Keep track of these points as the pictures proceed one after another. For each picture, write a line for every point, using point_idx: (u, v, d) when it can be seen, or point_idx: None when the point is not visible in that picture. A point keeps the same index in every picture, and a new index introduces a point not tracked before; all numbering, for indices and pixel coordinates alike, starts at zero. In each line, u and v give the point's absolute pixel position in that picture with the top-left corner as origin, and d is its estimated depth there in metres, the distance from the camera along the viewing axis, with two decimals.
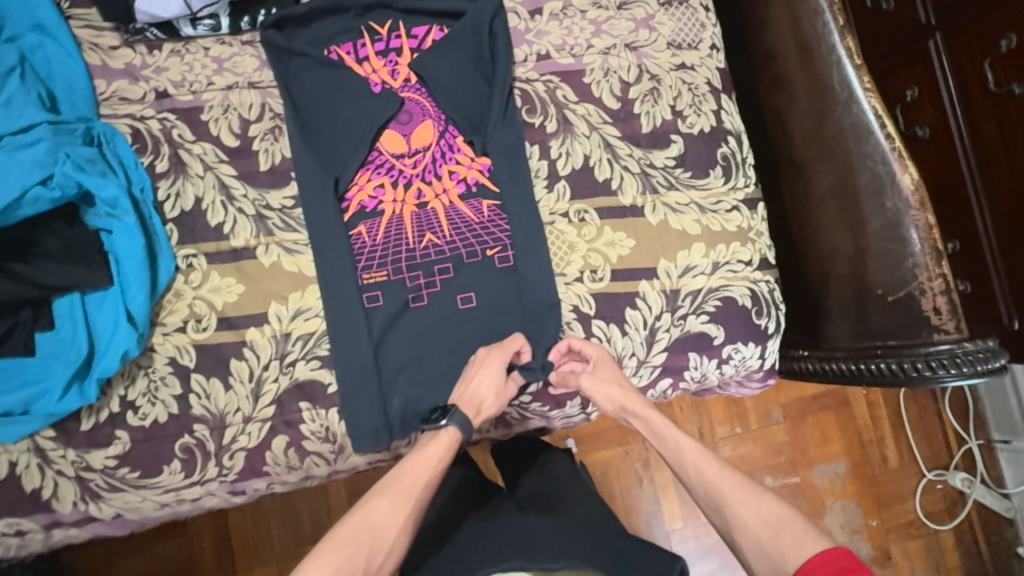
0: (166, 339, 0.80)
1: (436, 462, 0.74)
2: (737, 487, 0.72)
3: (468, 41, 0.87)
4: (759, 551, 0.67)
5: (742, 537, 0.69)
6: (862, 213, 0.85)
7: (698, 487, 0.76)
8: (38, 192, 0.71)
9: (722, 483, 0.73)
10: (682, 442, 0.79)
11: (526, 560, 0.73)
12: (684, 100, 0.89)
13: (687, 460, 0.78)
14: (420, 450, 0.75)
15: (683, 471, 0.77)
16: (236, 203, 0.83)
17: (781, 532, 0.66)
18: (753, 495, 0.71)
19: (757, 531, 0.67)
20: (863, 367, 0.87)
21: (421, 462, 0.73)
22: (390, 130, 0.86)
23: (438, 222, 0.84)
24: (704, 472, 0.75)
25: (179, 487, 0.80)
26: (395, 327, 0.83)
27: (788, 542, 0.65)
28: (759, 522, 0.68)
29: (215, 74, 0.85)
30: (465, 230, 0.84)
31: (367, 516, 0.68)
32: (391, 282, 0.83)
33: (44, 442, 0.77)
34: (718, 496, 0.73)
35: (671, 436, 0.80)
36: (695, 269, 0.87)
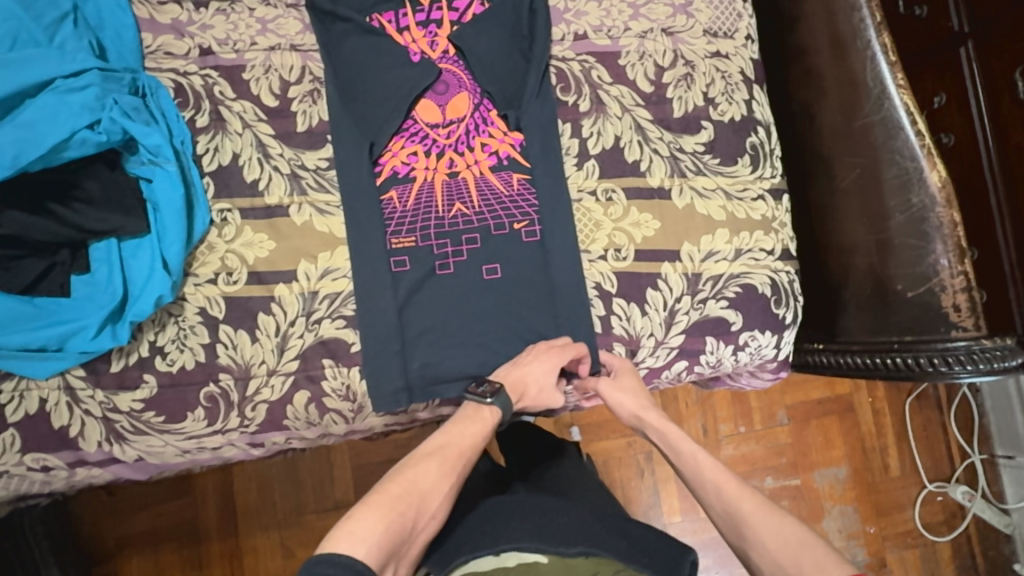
0: (197, 289, 0.82)
1: (477, 436, 0.78)
2: (757, 508, 0.73)
3: (508, 16, 0.89)
4: (777, 570, 0.68)
5: (760, 555, 0.70)
6: (886, 208, 0.87)
7: (716, 504, 0.77)
8: (85, 135, 0.73)
9: (742, 503, 0.74)
10: (700, 459, 0.80)
11: (544, 544, 0.74)
12: (717, 87, 0.90)
13: (705, 478, 0.78)
14: (461, 423, 0.78)
15: (701, 489, 0.78)
16: (273, 161, 0.85)
17: (802, 556, 0.67)
18: (773, 517, 0.71)
19: (777, 551, 0.69)
20: (878, 360, 0.89)
21: (462, 433, 0.77)
22: (426, 100, 0.87)
23: (469, 192, 0.85)
24: (723, 490, 0.76)
25: (201, 435, 0.82)
26: (421, 293, 0.84)
27: (810, 565, 0.66)
28: (779, 544, 0.69)
29: (259, 35, 0.87)
30: (495, 202, 0.85)
31: (411, 479, 0.70)
32: (419, 248, 0.85)
33: (75, 380, 0.79)
34: (737, 516, 0.74)
35: (689, 448, 0.82)
36: (718, 255, 0.88)
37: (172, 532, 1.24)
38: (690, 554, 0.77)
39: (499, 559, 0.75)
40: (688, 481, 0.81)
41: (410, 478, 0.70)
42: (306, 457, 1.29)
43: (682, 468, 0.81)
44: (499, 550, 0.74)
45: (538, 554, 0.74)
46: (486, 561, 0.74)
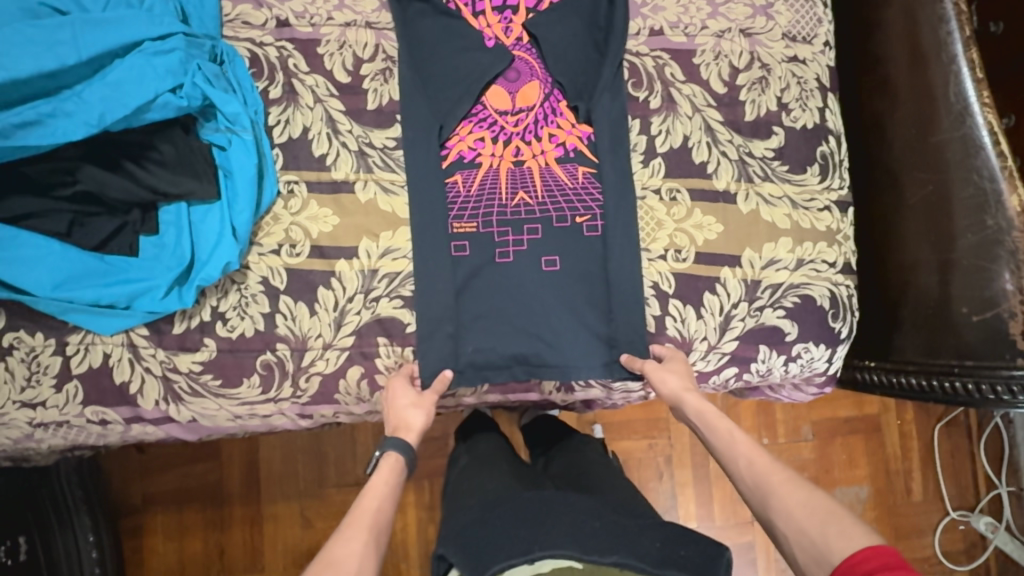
0: (261, 258, 0.82)
1: (383, 484, 0.71)
2: (786, 480, 0.67)
3: (586, 7, 0.88)
4: (803, 541, 0.62)
5: (784, 524, 0.65)
6: (955, 229, 0.85)
7: (746, 480, 0.70)
8: (167, 98, 0.74)
9: (773, 475, 0.68)
10: (737, 436, 0.73)
11: (580, 550, 0.69)
12: (792, 93, 0.89)
13: (737, 452, 0.72)
14: (367, 486, 0.70)
15: (732, 463, 0.72)
16: (341, 137, 0.85)
17: (828, 526, 0.61)
18: (803, 489, 0.66)
19: (804, 522, 0.63)
20: (935, 384, 0.87)
21: (371, 495, 0.69)
22: (497, 86, 0.87)
23: (532, 182, 0.85)
24: (755, 463, 0.70)
25: (255, 402, 0.84)
26: (477, 278, 0.85)
27: (836, 535, 0.60)
28: (807, 513, 0.63)
29: (335, 10, 0.87)
30: (559, 194, 0.85)
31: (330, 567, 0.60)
32: (479, 234, 0.85)
33: (138, 339, 0.81)
34: (765, 487, 0.68)
35: (724, 427, 0.75)
36: (779, 263, 0.87)
37: (198, 494, 1.26)
38: (727, 551, 0.72)
39: (534, 569, 0.69)
40: (720, 457, 0.74)
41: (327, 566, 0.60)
42: (331, 431, 1.31)
43: (720, 447, 0.74)
44: (533, 558, 0.69)
45: (573, 559, 0.69)
46: (520, 572, 0.69)
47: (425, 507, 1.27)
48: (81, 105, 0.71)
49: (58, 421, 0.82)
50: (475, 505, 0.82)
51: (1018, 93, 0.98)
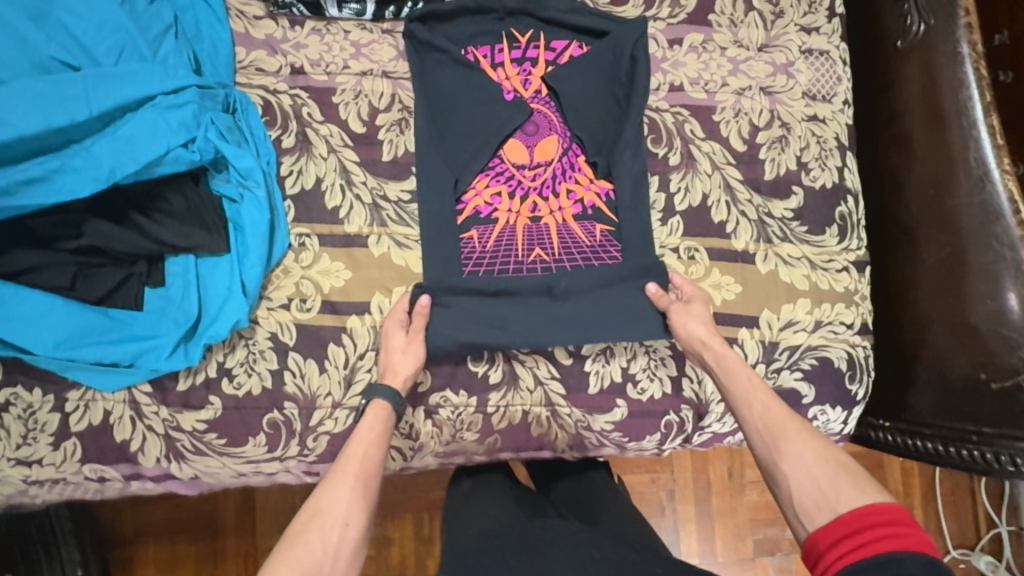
0: (270, 313, 0.80)
1: (370, 433, 0.72)
2: (801, 430, 0.67)
3: (607, 60, 0.85)
4: (811, 488, 0.62)
5: (791, 469, 0.65)
6: (973, 292, 0.83)
7: (757, 425, 0.70)
8: (179, 152, 0.72)
9: (789, 424, 0.68)
10: (755, 382, 0.73)
11: None
12: (811, 152, 0.88)
13: (752, 397, 0.72)
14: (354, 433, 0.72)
15: (747, 408, 0.71)
16: (355, 189, 0.83)
17: (839, 477, 0.61)
18: (818, 440, 0.66)
19: (814, 466, 0.63)
20: (952, 450, 0.85)
21: (357, 444, 0.71)
22: (515, 139, 0.85)
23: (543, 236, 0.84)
24: (772, 410, 0.70)
25: (260, 460, 0.81)
26: (486, 321, 0.80)
27: (847, 486, 0.60)
28: (820, 463, 0.63)
29: (352, 58, 0.85)
30: (575, 247, 0.84)
31: (320, 515, 0.63)
32: (491, 284, 0.81)
33: (141, 396, 0.78)
34: (777, 432, 0.68)
35: (744, 372, 0.74)
36: (797, 324, 0.86)
37: (187, 524, 1.20)
38: None
39: None
40: (732, 401, 0.74)
41: (315, 516, 0.63)
42: None
43: (733, 391, 0.74)
44: None
45: None
46: None
47: (423, 541, 1.23)
48: (90, 159, 0.68)
49: (54, 479, 0.79)
50: (475, 534, 0.78)
51: None
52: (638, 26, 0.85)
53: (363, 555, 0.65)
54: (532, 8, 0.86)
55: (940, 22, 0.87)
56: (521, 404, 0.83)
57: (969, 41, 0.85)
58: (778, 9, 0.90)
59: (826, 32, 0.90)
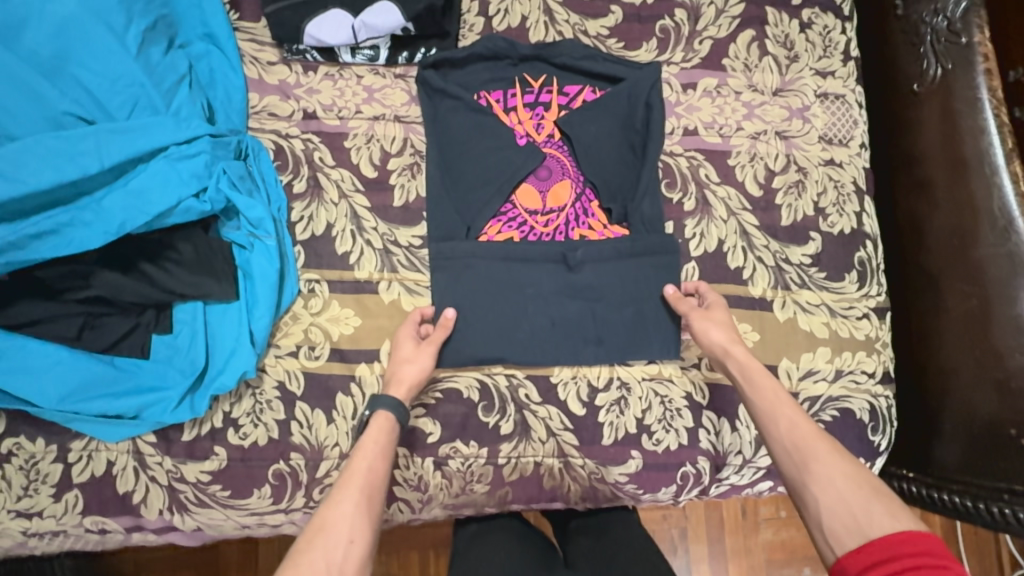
0: (278, 361, 0.79)
1: (375, 445, 0.68)
2: (832, 451, 0.64)
3: (621, 106, 0.85)
4: (847, 517, 0.59)
5: (824, 494, 0.61)
6: (1002, 344, 0.81)
7: (784, 442, 0.66)
8: (190, 203, 0.71)
9: (818, 444, 0.64)
10: (780, 397, 0.69)
11: None
12: (829, 198, 0.87)
13: (778, 410, 0.68)
14: (358, 444, 0.68)
15: (774, 425, 0.67)
16: (366, 234, 0.82)
17: (871, 502, 0.59)
18: (848, 462, 0.63)
19: (846, 492, 0.60)
20: (981, 507, 0.82)
21: (362, 455, 0.67)
22: (528, 184, 0.84)
23: (563, 262, 0.82)
24: (801, 426, 0.66)
25: (264, 512, 0.79)
26: (502, 344, 0.80)
27: (880, 511, 0.58)
28: (853, 488, 0.60)
29: (364, 103, 0.84)
30: (596, 284, 0.82)
31: (324, 532, 0.59)
32: (506, 322, 0.81)
33: (145, 446, 0.76)
34: (807, 452, 0.64)
35: (769, 383, 0.70)
36: (817, 374, 0.83)
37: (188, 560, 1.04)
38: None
39: None
40: (757, 414, 0.69)
41: (319, 531, 0.59)
42: None
43: (758, 405, 0.69)
44: None
45: None
46: None
47: None
48: (101, 213, 0.68)
49: (54, 531, 0.77)
50: None
51: None
52: (652, 72, 0.85)
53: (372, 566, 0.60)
54: (546, 54, 0.86)
55: (957, 67, 0.86)
56: (533, 455, 0.81)
57: (989, 88, 0.85)
58: (793, 53, 0.89)
59: (842, 76, 0.89)
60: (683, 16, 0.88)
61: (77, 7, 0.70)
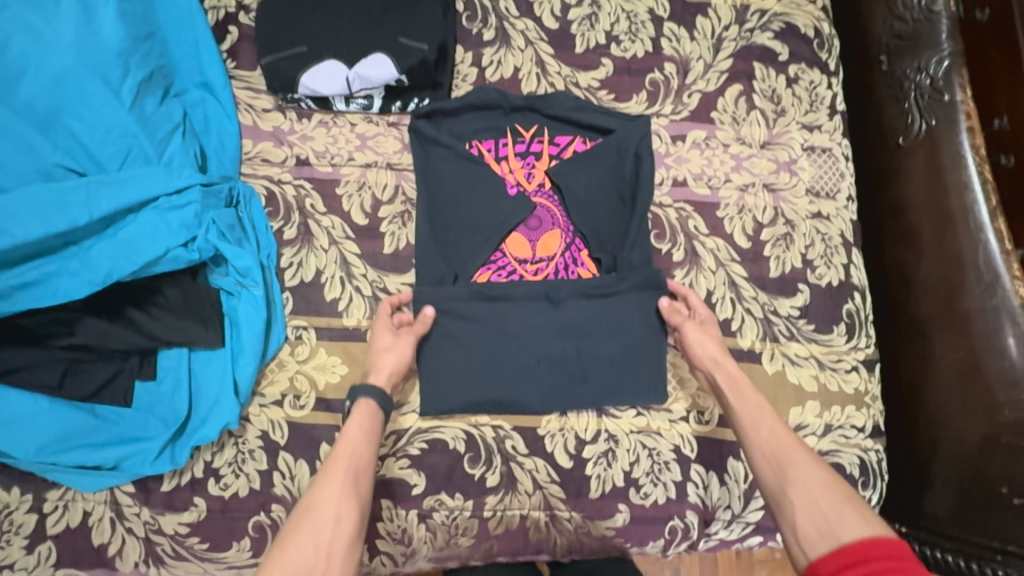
0: (262, 410, 0.78)
1: (359, 431, 0.69)
2: (807, 457, 0.65)
3: (610, 156, 0.86)
4: (816, 516, 0.60)
5: (798, 495, 0.62)
6: (994, 401, 0.80)
7: (762, 444, 0.67)
8: (178, 252, 0.71)
9: (795, 449, 0.65)
10: (764, 407, 0.70)
11: None
12: (816, 250, 0.87)
13: (761, 417, 0.69)
14: (341, 432, 0.69)
15: (755, 428, 0.68)
16: (355, 281, 0.82)
17: (843, 508, 0.59)
18: (823, 468, 0.64)
19: (821, 494, 0.61)
20: (974, 567, 0.81)
21: (346, 441, 0.67)
22: (518, 233, 0.84)
23: (549, 300, 0.81)
24: (781, 432, 0.67)
25: (242, 565, 0.77)
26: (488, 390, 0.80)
27: (851, 517, 0.58)
28: (825, 491, 0.61)
29: (357, 150, 0.85)
30: (581, 325, 0.81)
31: (308, 515, 0.61)
32: (487, 369, 0.80)
33: (123, 496, 0.75)
34: (783, 456, 0.65)
35: (753, 395, 0.72)
36: (806, 428, 0.83)
37: None
38: None
39: None
40: (739, 422, 0.71)
41: (305, 515, 0.61)
42: None
43: (741, 412, 0.71)
44: None
45: None
46: None
47: None
48: (87, 263, 0.68)
49: None
50: None
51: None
52: (641, 125, 0.86)
53: (359, 551, 0.62)
54: (538, 105, 0.87)
55: (941, 122, 0.88)
56: (519, 508, 0.79)
57: (972, 145, 0.86)
58: (780, 107, 0.90)
59: (828, 130, 0.91)
60: (673, 70, 0.90)
61: (74, 60, 0.71)
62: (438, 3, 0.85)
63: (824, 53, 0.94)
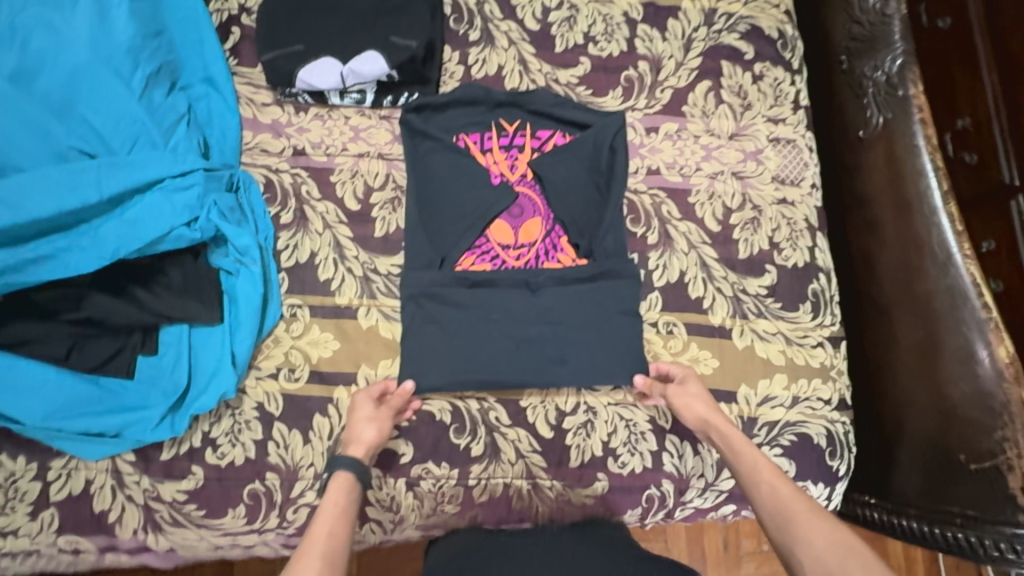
0: (257, 383, 0.82)
1: (335, 509, 0.66)
2: (809, 511, 0.64)
3: (588, 150, 0.91)
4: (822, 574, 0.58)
5: (804, 553, 0.61)
6: (948, 374, 0.84)
7: (765, 504, 0.67)
8: (181, 232, 0.76)
9: (795, 505, 0.65)
10: (762, 463, 0.71)
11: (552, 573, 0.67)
12: (782, 233, 0.93)
13: (760, 474, 0.70)
14: (316, 513, 0.66)
15: (755, 490, 0.69)
16: (347, 263, 0.87)
17: (848, 560, 0.58)
18: (826, 520, 0.63)
19: (826, 555, 0.59)
20: (937, 532, 0.85)
21: (321, 519, 0.64)
22: (500, 220, 0.89)
23: (528, 287, 0.86)
24: (778, 488, 0.67)
25: (237, 532, 0.80)
26: (465, 364, 0.83)
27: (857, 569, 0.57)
28: (829, 546, 0.60)
29: (350, 141, 0.91)
30: (556, 310, 0.85)
31: None
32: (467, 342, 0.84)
33: (124, 465, 0.78)
34: (786, 515, 0.65)
35: (751, 452, 0.73)
36: (774, 400, 0.87)
37: None
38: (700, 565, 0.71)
39: None
40: (744, 483, 0.71)
41: None
42: None
43: (742, 470, 0.72)
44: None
45: None
46: None
47: None
48: (96, 240, 0.73)
49: (27, 550, 0.78)
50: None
51: (993, 223, 0.93)
52: (616, 120, 0.92)
53: None
54: (521, 102, 0.93)
55: (897, 115, 0.93)
56: (503, 476, 0.83)
57: (925, 135, 0.91)
58: (746, 102, 0.97)
59: (792, 123, 0.97)
60: (646, 68, 0.97)
61: (89, 55, 0.77)
62: (426, 6, 0.92)
63: (787, 53, 1.01)
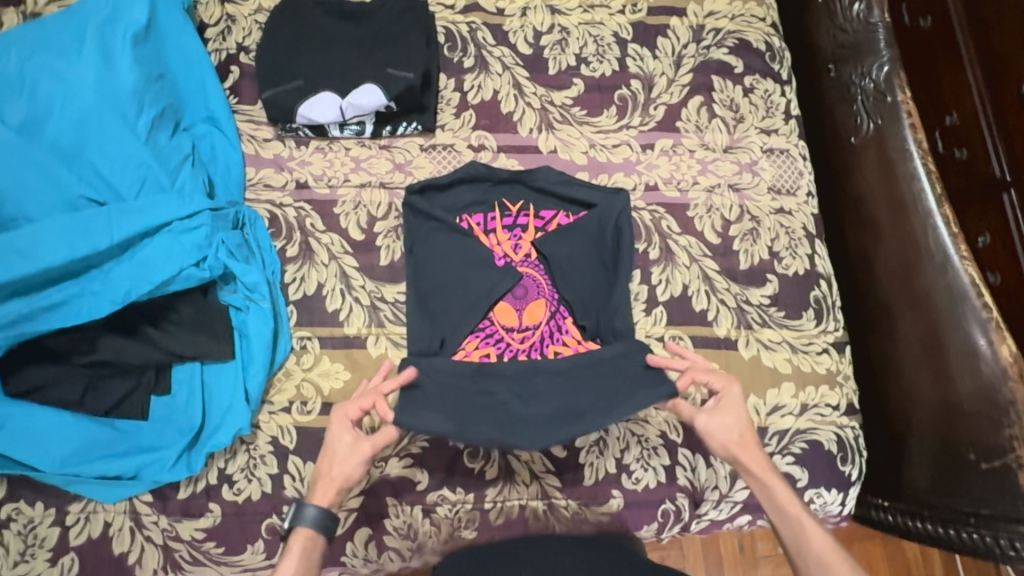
0: (271, 417, 0.83)
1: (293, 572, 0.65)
2: None
3: (592, 228, 0.91)
4: None
5: None
6: (951, 371, 0.85)
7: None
8: (190, 271, 0.77)
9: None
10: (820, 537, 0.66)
11: None
12: (781, 242, 0.94)
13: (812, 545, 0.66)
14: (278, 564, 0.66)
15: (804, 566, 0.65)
16: (354, 292, 0.88)
17: None
18: None
19: None
20: (951, 533, 0.86)
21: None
22: (504, 302, 0.88)
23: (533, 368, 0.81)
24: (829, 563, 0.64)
25: (257, 567, 0.81)
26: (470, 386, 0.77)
27: None
28: None
29: (352, 172, 0.92)
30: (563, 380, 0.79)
31: None
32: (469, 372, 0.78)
33: (141, 506, 0.79)
34: None
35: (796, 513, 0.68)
36: (783, 408, 0.88)
37: None
38: None
39: None
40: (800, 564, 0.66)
41: None
42: None
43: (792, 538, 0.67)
44: None
45: None
46: None
47: None
48: (109, 283, 0.74)
49: None
50: None
51: (982, 218, 0.95)
52: (621, 200, 0.92)
53: None
54: (525, 178, 0.93)
55: (887, 121, 0.95)
56: (518, 498, 0.84)
57: (915, 140, 0.92)
58: (739, 114, 0.99)
59: (785, 133, 0.99)
60: (638, 86, 0.98)
61: (94, 99, 0.79)
62: (421, 36, 0.94)
63: (776, 64, 1.03)
